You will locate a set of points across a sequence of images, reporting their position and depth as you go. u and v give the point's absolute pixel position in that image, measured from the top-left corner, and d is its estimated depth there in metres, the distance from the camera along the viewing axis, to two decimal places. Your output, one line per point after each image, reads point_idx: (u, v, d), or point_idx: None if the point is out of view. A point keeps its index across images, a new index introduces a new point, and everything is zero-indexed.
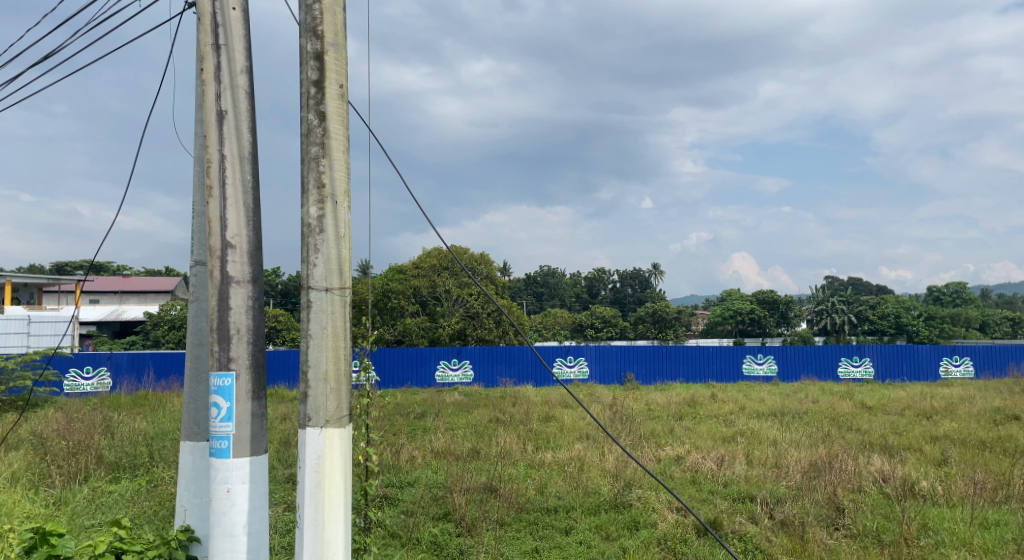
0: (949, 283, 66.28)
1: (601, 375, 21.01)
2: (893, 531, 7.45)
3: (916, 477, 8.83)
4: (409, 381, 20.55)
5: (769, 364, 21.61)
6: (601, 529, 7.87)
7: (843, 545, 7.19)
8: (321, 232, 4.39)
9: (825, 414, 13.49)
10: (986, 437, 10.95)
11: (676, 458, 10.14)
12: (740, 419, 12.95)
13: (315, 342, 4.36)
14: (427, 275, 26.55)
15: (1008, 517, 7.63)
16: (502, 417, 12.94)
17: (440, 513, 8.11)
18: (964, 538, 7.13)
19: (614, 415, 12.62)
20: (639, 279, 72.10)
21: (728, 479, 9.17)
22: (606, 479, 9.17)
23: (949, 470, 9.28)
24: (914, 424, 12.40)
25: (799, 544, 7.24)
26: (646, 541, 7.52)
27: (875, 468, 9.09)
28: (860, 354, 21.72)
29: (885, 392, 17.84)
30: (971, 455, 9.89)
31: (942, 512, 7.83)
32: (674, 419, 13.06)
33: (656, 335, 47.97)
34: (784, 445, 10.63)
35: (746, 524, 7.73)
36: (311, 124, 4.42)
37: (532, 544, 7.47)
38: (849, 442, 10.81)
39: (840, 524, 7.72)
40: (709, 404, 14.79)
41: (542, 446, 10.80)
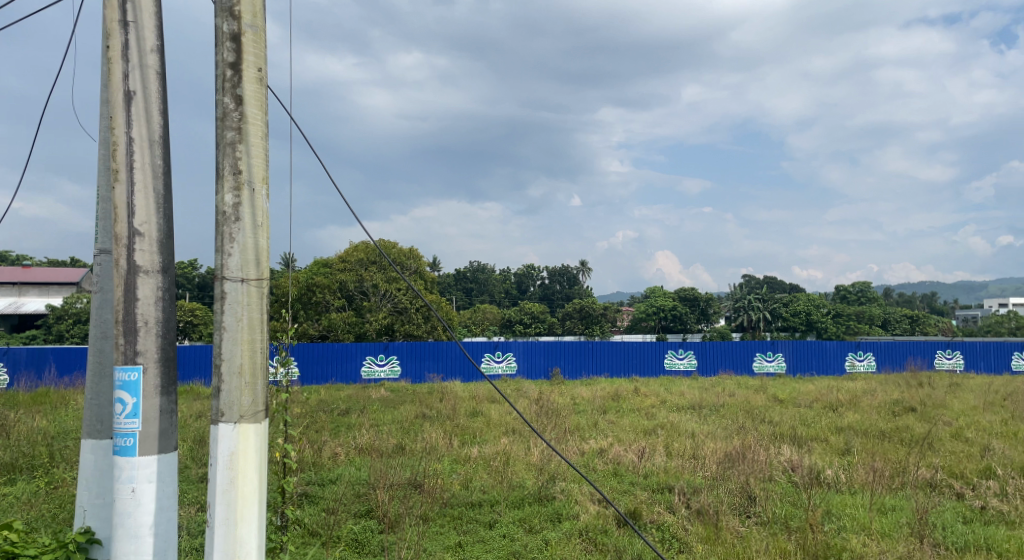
0: (855, 283, 69.64)
1: (528, 369, 21.11)
2: (800, 517, 7.78)
3: (822, 466, 9.28)
4: (333, 376, 20.20)
5: (689, 359, 22.23)
6: (524, 521, 7.93)
7: (754, 532, 7.49)
8: (236, 220, 4.26)
9: (741, 407, 13.98)
10: (887, 428, 11.57)
11: (599, 451, 10.32)
12: (661, 412, 13.27)
13: (229, 335, 4.23)
14: (354, 270, 26.00)
15: (904, 502, 8.08)
16: (428, 413, 12.88)
17: (362, 511, 8.02)
18: (864, 523, 7.51)
19: (540, 410, 12.74)
20: (567, 276, 73.06)
21: (648, 471, 9.39)
22: (531, 472, 9.25)
23: (852, 459, 9.76)
24: (822, 415, 13.00)
25: (713, 532, 7.52)
26: (569, 533, 7.63)
27: (784, 458, 9.50)
28: (773, 349, 22.67)
29: (796, 385, 18.62)
30: (872, 445, 10.43)
31: (844, 498, 8.24)
32: (598, 413, 13.28)
33: (582, 331, 48.85)
34: (701, 437, 10.96)
35: (663, 515, 7.95)
36: (226, 107, 4.27)
37: (456, 538, 7.49)
38: (762, 433, 11.23)
39: (752, 512, 8.03)
40: (632, 398, 15.11)
41: (467, 441, 10.79)
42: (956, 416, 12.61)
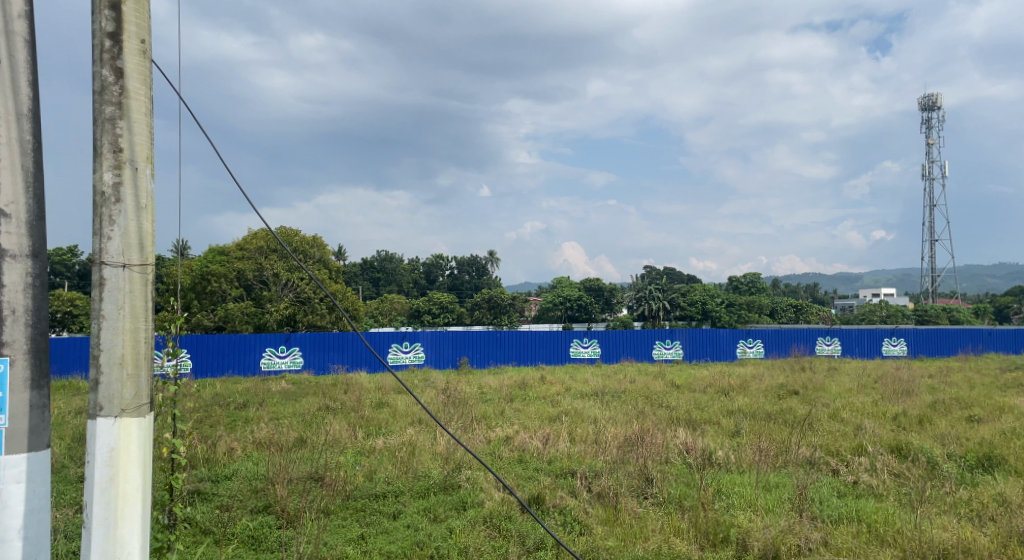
0: (747, 274, 72.98)
1: (436, 360, 21.00)
2: (693, 496, 8.11)
3: (714, 447, 9.70)
4: (230, 369, 19.45)
5: (593, 347, 22.70)
6: (429, 511, 7.91)
7: (650, 512, 7.77)
8: (117, 202, 4.01)
9: (641, 393, 14.41)
10: (773, 410, 12.21)
11: (505, 439, 10.40)
12: (565, 399, 13.53)
13: (109, 325, 3.99)
14: (253, 258, 24.89)
15: (786, 479, 8.57)
16: (332, 405, 12.62)
17: (259, 506, 7.78)
18: (750, 501, 7.92)
19: (447, 400, 12.69)
20: (476, 266, 73.27)
21: (552, 457, 9.54)
22: (437, 462, 9.21)
23: (741, 440, 10.25)
24: (715, 400, 13.57)
25: (612, 514, 7.77)
26: (473, 520, 7.66)
27: (679, 441, 9.89)
28: (671, 337, 23.49)
29: (691, 371, 19.38)
30: (759, 427, 10.98)
31: (733, 478, 8.65)
32: (505, 401, 13.39)
33: (491, 321, 49.10)
34: (604, 422, 11.23)
35: (566, 499, 8.12)
36: (105, 80, 4.01)
37: (359, 530, 7.38)
38: (660, 418, 11.63)
39: (649, 493, 8.30)
40: (537, 386, 15.30)
41: (372, 433, 10.63)
42: (833, 398, 13.47)
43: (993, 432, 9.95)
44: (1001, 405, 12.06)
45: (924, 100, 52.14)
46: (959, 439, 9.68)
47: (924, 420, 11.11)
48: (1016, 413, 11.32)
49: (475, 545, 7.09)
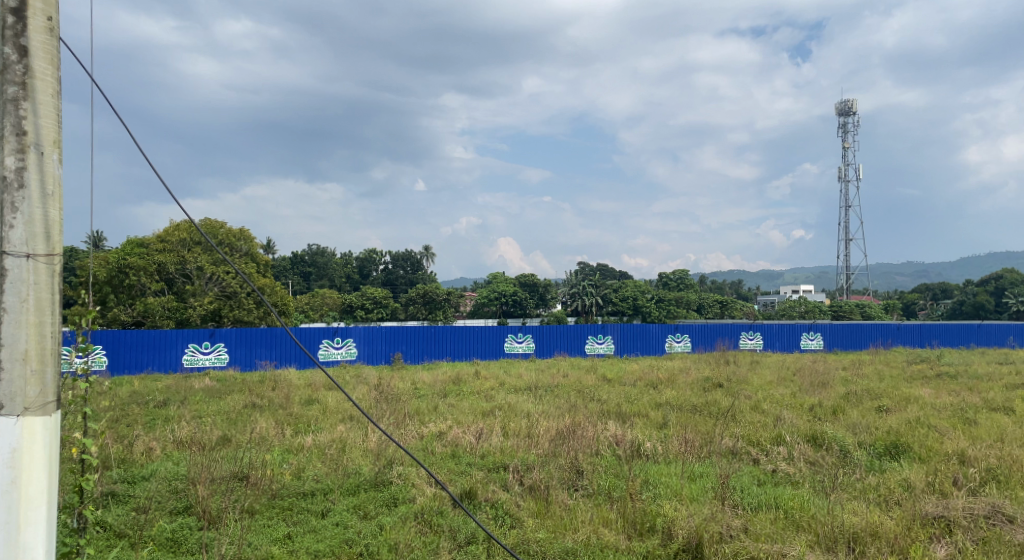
0: (677, 271, 74.71)
1: (369, 356, 20.66)
2: (621, 487, 8.26)
3: (642, 439, 9.90)
4: (149, 366, 18.73)
5: (527, 342, 22.80)
6: (359, 508, 7.79)
7: (581, 504, 7.87)
8: (20, 188, 3.80)
9: (573, 387, 14.57)
10: (698, 403, 12.53)
11: (438, 434, 10.35)
12: (499, 394, 13.55)
13: (11, 318, 3.78)
14: (174, 251, 24.18)
15: (710, 468, 8.81)
16: (259, 402, 12.29)
17: (179, 508, 7.52)
18: (676, 491, 8.12)
19: (379, 395, 12.53)
20: (412, 261, 72.46)
21: (485, 451, 9.55)
22: (368, 458, 9.04)
23: (668, 432, 10.49)
24: (644, 393, 13.84)
25: (543, 507, 7.85)
26: (404, 516, 7.60)
27: (609, 433, 10.04)
28: (603, 332, 23.83)
29: (622, 365, 19.71)
30: (686, 419, 11.26)
31: (660, 468, 8.84)
32: (438, 396, 13.32)
33: (426, 316, 48.75)
34: (536, 416, 11.31)
35: (497, 492, 8.16)
36: (6, 58, 3.79)
37: (285, 529, 7.24)
38: (591, 411, 11.78)
39: (579, 485, 8.41)
40: (471, 381, 15.26)
41: (300, 430, 10.40)
42: (756, 390, 13.93)
43: (900, 421, 10.48)
44: (908, 395, 12.75)
45: (841, 105, 54.41)
46: (869, 428, 10.16)
47: (838, 410, 11.61)
48: (922, 403, 11.95)
49: (405, 540, 7.03)
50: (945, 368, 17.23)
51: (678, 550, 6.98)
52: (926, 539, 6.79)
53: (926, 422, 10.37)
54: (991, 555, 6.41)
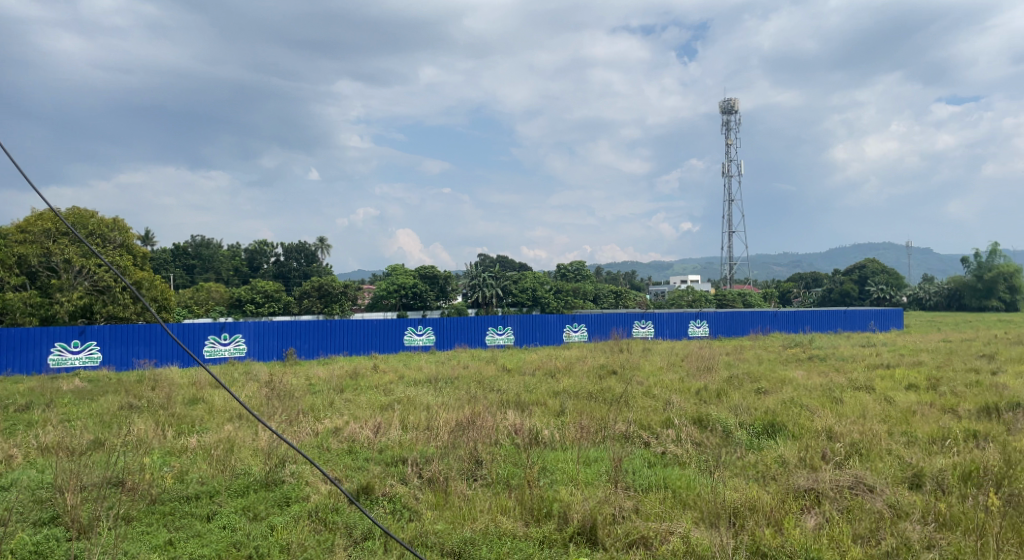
0: (573, 262, 76.21)
1: (259, 352, 20.01)
2: (519, 475, 8.36)
3: (540, 427, 10.03)
4: (9, 366, 17.40)
5: (428, 335, 22.62)
6: (248, 509, 7.52)
7: (479, 494, 7.92)
8: None
9: (473, 378, 14.60)
10: (593, 390, 12.84)
11: (333, 430, 10.13)
12: (397, 387, 13.39)
13: None
14: (37, 242, 22.25)
15: (604, 453, 9.06)
16: (136, 403, 11.62)
17: (45, 518, 7.03)
18: (572, 476, 8.30)
19: (270, 392, 12.12)
20: (305, 253, 70.66)
21: (383, 446, 9.42)
22: (258, 457, 8.69)
23: (565, 419, 10.69)
24: (542, 382, 14.05)
25: (442, 499, 7.86)
26: (297, 515, 7.39)
27: (508, 422, 10.12)
28: (503, 323, 23.99)
29: (521, 355, 19.91)
30: (582, 406, 11.52)
31: (557, 455, 9.00)
32: (334, 391, 13.04)
33: (321, 310, 47.48)
34: (436, 409, 11.26)
35: (395, 486, 8.10)
36: None
37: (166, 536, 6.91)
38: (491, 402, 11.84)
39: (478, 475, 8.46)
40: (369, 375, 15.01)
41: (184, 431, 9.90)
42: (647, 376, 14.44)
43: (776, 401, 11.12)
44: (784, 377, 13.57)
45: (723, 104, 56.92)
46: (749, 409, 10.73)
47: (722, 393, 12.19)
48: (795, 384, 12.74)
49: (298, 540, 6.87)
50: (816, 351, 18.43)
51: (573, 534, 7.15)
52: (798, 511, 7.25)
53: (800, 402, 11.07)
54: (854, 522, 6.92)
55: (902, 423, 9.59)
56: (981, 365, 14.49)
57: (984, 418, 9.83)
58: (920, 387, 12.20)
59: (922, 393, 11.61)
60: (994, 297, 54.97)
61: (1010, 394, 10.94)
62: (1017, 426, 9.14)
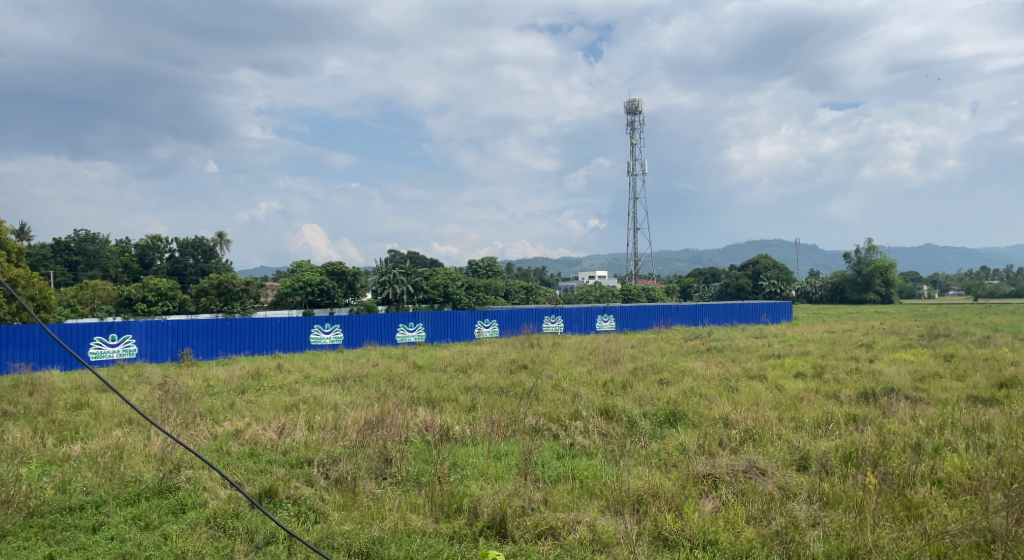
0: (483, 258, 76.36)
1: (151, 353, 19.06)
2: (429, 472, 8.29)
3: (450, 423, 10.00)
4: None
5: (335, 332, 22.13)
6: (139, 518, 7.15)
7: (388, 492, 7.83)
8: None
9: (383, 376, 14.40)
10: (504, 384, 12.90)
11: (234, 432, 9.77)
12: (303, 387, 13.06)
13: None
14: None
15: (514, 446, 9.11)
16: (12, 410, 10.81)
17: None
18: (482, 470, 8.31)
19: (165, 395, 11.54)
20: (202, 249, 67.98)
21: (287, 447, 9.15)
22: (150, 463, 8.26)
23: (475, 414, 10.69)
24: (453, 378, 14.01)
25: (349, 499, 7.72)
26: (193, 523, 7.08)
27: (418, 419, 10.03)
28: (414, 320, 23.74)
29: (432, 351, 19.80)
30: (493, 400, 11.56)
31: (468, 450, 8.99)
32: (235, 393, 12.57)
33: (221, 308, 45.65)
34: (343, 408, 11.04)
35: (300, 488, 7.89)
36: None
37: (46, 550, 6.48)
38: (400, 399, 11.71)
39: (387, 473, 8.34)
40: (273, 375, 14.56)
41: (66, 439, 9.29)
42: (556, 370, 14.65)
43: (678, 391, 11.50)
44: (685, 368, 14.06)
45: (628, 104, 58.30)
46: (653, 399, 11.05)
47: (627, 385, 12.49)
48: (695, 374, 13.21)
49: (194, 548, 6.60)
50: (714, 342, 19.19)
51: (483, 528, 7.16)
52: (697, 495, 7.51)
53: (699, 391, 11.51)
54: (748, 503, 7.24)
55: (792, 409, 10.11)
56: (860, 353, 15.48)
57: (864, 402, 10.49)
58: (807, 375, 12.89)
59: (809, 380, 12.30)
60: (872, 290, 58.96)
61: (886, 380, 11.73)
62: (892, 409, 9.80)
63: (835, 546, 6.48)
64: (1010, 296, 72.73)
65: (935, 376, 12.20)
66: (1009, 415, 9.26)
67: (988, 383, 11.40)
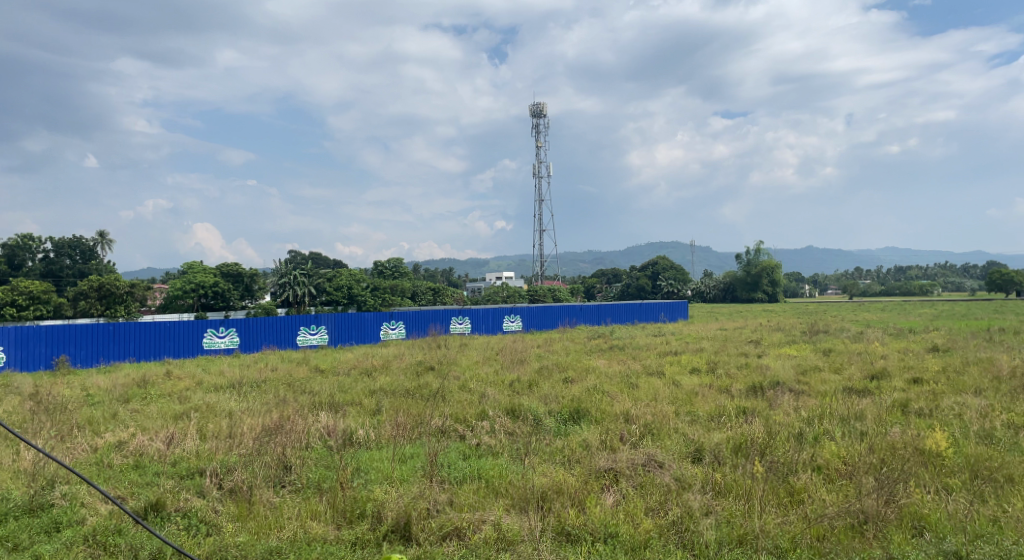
0: (389, 259, 75.34)
1: (23, 361, 17.78)
2: (332, 478, 8.07)
3: (354, 427, 9.78)
4: None
5: (231, 337, 21.27)
6: (8, 540, 6.63)
7: (287, 500, 7.57)
8: None
9: (282, 381, 13.94)
10: (409, 386, 12.73)
11: (118, 444, 9.20)
12: (195, 394, 12.47)
13: None
14: None
15: (420, 449, 8.99)
16: None
17: None
18: (387, 474, 8.16)
19: (39, 406, 10.74)
20: (80, 249, 63.98)
21: (177, 458, 8.70)
22: (19, 480, 7.66)
23: (380, 418, 10.50)
24: (357, 381, 13.72)
25: (245, 509, 7.42)
26: (69, 542, 6.63)
27: (320, 424, 9.75)
28: (316, 322, 23.08)
29: (335, 355, 19.35)
30: (398, 403, 11.39)
31: (372, 454, 8.80)
32: (119, 402, 11.86)
33: (102, 312, 43.33)
34: (238, 415, 10.60)
35: (190, 500, 7.52)
36: None
37: None
38: (301, 404, 11.36)
39: (286, 481, 8.07)
40: (161, 383, 13.83)
41: None
42: (463, 371, 14.61)
43: (581, 389, 11.69)
44: (588, 366, 14.32)
45: (532, 107, 58.87)
46: (558, 397, 11.18)
47: (533, 384, 12.59)
48: (598, 372, 13.48)
49: None
50: (616, 341, 19.67)
51: (387, 532, 7.03)
52: (599, 490, 7.63)
53: (602, 388, 11.74)
54: (646, 496, 7.43)
55: (687, 403, 10.47)
56: (749, 349, 16.22)
57: (753, 395, 10.98)
58: (701, 370, 13.39)
59: (704, 376, 12.79)
60: (760, 289, 62.01)
61: (772, 374, 12.33)
62: (777, 401, 10.30)
63: (725, 533, 6.72)
64: (881, 294, 78.18)
65: (815, 369, 12.93)
66: (880, 404, 9.92)
67: (861, 375, 12.18)
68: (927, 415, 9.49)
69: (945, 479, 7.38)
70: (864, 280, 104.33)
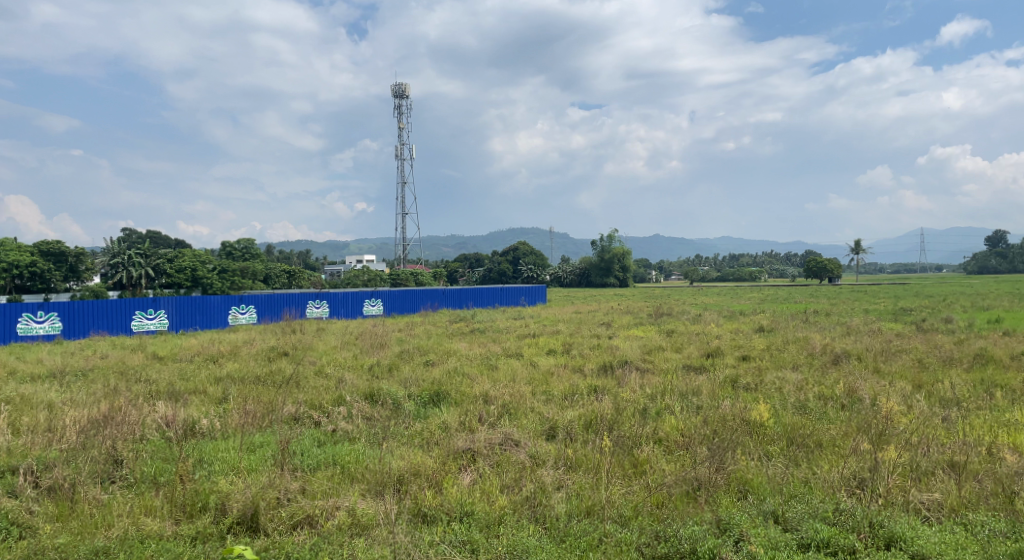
0: (240, 240, 71.42)
1: None
2: (170, 470, 7.51)
3: (196, 417, 9.15)
4: None
5: (51, 321, 19.46)
6: None
7: (117, 496, 6.97)
8: None
9: (113, 369, 12.83)
10: (260, 373, 12.11)
11: None
12: (8, 385, 11.22)
13: None
14: None
15: (270, 437, 8.54)
16: None
17: None
18: (232, 464, 7.69)
19: None
20: None
21: None
22: None
23: (226, 406, 9.90)
24: (200, 368, 12.89)
25: (66, 508, 6.75)
26: None
27: (158, 415, 9.04)
28: (155, 306, 21.44)
29: (176, 341, 18.11)
30: (247, 390, 10.81)
31: (216, 444, 8.26)
32: None
33: None
34: (59, 407, 9.62)
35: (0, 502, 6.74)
36: None
37: None
38: (135, 394, 10.49)
39: (116, 476, 7.42)
40: None
41: None
42: (318, 356, 14.11)
43: (441, 372, 11.62)
44: (448, 349, 14.25)
45: (395, 88, 58.00)
46: (417, 381, 11.03)
47: (392, 367, 12.38)
48: (458, 355, 13.46)
49: None
50: (477, 324, 19.75)
51: (231, 525, 6.63)
52: (456, 471, 7.59)
53: (461, 370, 11.74)
54: (502, 474, 7.47)
55: (543, 383, 10.66)
56: (601, 331, 16.80)
57: (603, 374, 11.38)
58: (557, 351, 13.69)
59: (558, 356, 13.11)
60: (612, 275, 64.61)
61: (621, 354, 12.83)
62: (625, 379, 10.73)
63: (575, 505, 6.89)
64: (719, 282, 83.66)
65: (660, 349, 13.59)
66: (714, 380, 10.57)
67: (699, 353, 12.94)
68: (754, 389, 10.22)
69: (767, 447, 7.95)
70: (705, 266, 111.47)
